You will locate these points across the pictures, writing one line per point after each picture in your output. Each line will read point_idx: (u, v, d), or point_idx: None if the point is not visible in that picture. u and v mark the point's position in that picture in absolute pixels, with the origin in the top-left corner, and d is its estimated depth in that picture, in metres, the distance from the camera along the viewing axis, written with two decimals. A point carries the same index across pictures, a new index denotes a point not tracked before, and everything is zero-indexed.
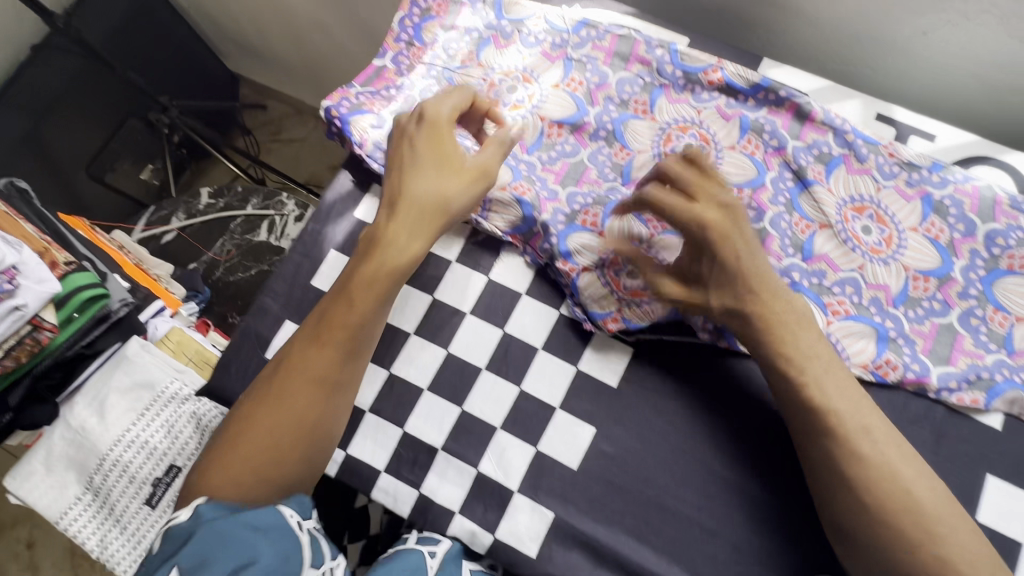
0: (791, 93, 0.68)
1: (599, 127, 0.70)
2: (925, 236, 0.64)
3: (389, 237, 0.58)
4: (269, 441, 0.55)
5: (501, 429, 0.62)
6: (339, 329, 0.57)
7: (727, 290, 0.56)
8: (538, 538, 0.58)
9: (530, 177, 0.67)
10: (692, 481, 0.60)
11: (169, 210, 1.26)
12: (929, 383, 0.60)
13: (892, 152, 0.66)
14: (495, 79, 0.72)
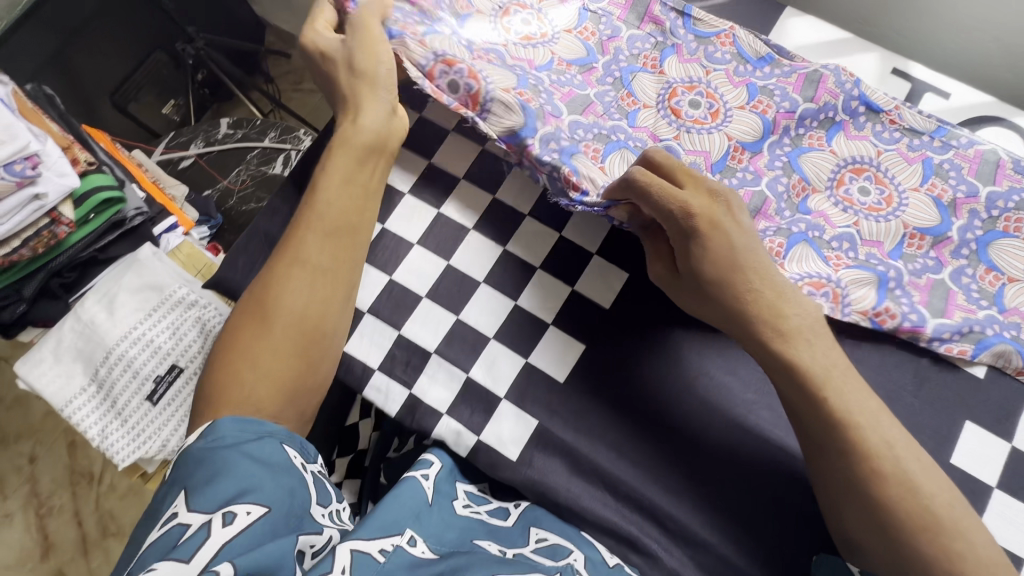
0: (796, 65, 0.68)
1: (608, 74, 0.70)
2: (928, 195, 0.64)
3: (353, 142, 0.61)
4: (270, 344, 0.55)
5: (494, 339, 0.63)
6: (316, 221, 0.59)
7: (723, 281, 0.53)
8: (519, 442, 0.61)
9: (536, 89, 0.67)
10: (675, 404, 0.61)
11: (189, 137, 1.29)
12: (923, 333, 0.61)
13: (893, 119, 0.67)
14: (512, 9, 0.71)
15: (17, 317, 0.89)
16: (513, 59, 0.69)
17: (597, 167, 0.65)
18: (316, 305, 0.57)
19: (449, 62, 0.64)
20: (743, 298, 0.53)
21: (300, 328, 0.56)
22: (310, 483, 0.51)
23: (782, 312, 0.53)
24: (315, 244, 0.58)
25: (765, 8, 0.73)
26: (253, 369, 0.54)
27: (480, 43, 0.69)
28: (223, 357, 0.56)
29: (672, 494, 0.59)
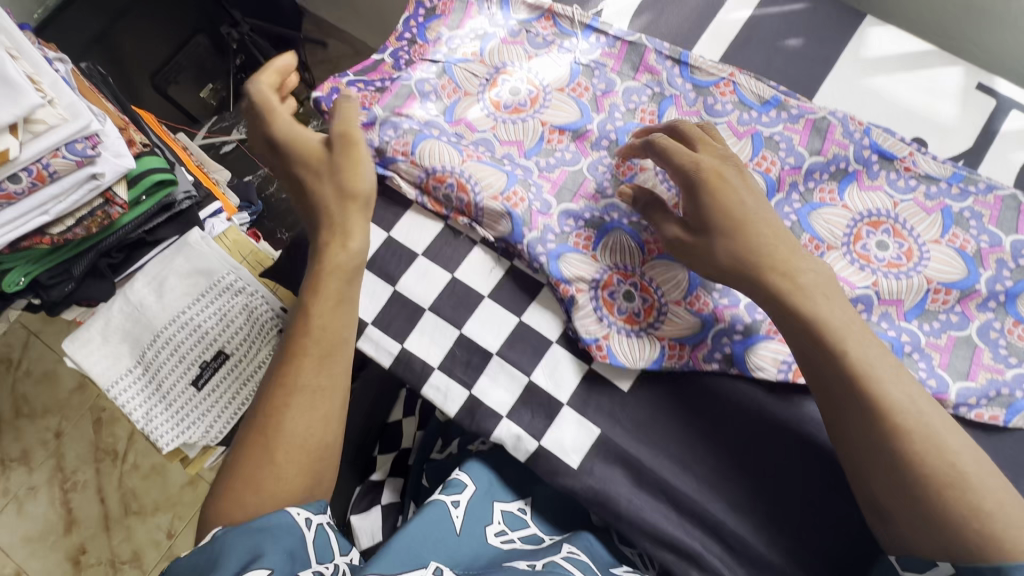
0: (804, 110, 0.66)
1: (602, 135, 0.67)
2: (950, 247, 0.61)
3: (341, 233, 0.58)
4: (273, 473, 0.52)
5: (557, 342, 0.62)
6: (309, 349, 0.56)
7: (733, 239, 0.53)
8: (581, 450, 0.59)
9: (525, 182, 0.65)
10: (740, 419, 0.59)
11: (231, 122, 1.29)
12: (946, 400, 0.57)
13: (909, 166, 0.64)
14: (499, 78, 0.68)
15: (65, 295, 0.89)
16: (503, 144, 0.67)
17: (589, 259, 0.63)
18: (314, 428, 0.55)
19: (440, 177, 0.64)
20: (755, 261, 0.53)
21: (302, 453, 0.54)
22: (310, 539, 0.50)
23: (797, 268, 0.53)
24: (307, 371, 0.56)
25: (846, 16, 0.71)
26: (256, 495, 0.52)
27: (468, 134, 0.67)
28: (223, 484, 0.53)
29: (734, 510, 0.58)
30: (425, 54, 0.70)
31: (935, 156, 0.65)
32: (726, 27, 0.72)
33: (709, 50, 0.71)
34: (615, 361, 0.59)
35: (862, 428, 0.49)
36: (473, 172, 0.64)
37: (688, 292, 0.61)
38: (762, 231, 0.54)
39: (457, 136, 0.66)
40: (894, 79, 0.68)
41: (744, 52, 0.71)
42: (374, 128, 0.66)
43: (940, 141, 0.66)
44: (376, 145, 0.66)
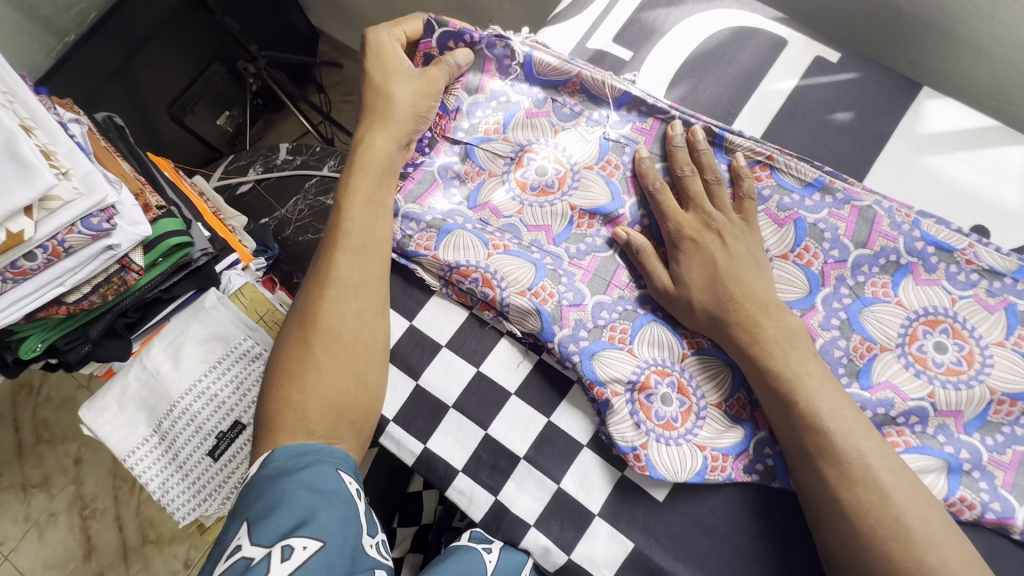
0: (850, 195, 0.61)
1: (634, 221, 0.63)
2: (1015, 351, 0.57)
3: (382, 147, 0.61)
4: (320, 373, 0.55)
5: (587, 447, 0.59)
6: (351, 234, 0.58)
7: (709, 294, 0.56)
8: (613, 565, 0.56)
9: (554, 273, 0.61)
10: (783, 535, 0.56)
11: (248, 161, 1.27)
12: (1013, 525, 0.53)
13: (969, 259, 0.59)
14: (525, 157, 0.65)
15: (82, 357, 0.87)
16: (531, 230, 0.63)
17: (626, 354, 0.58)
18: (348, 327, 0.56)
19: (464, 272, 0.61)
20: (727, 312, 0.55)
21: (344, 350, 0.56)
22: (361, 511, 0.50)
23: (760, 323, 0.54)
24: (340, 265, 0.57)
25: (900, 86, 0.66)
26: (301, 396, 0.54)
27: (494, 219, 0.64)
28: (273, 386, 0.56)
29: None
30: (447, 130, 0.66)
31: (998, 246, 0.59)
32: (768, 99, 0.67)
33: (752, 123, 0.67)
34: (654, 473, 0.55)
35: (824, 495, 0.50)
36: (499, 267, 0.61)
37: (729, 394, 0.58)
38: (737, 293, 0.55)
39: (482, 222, 0.63)
40: (953, 159, 0.63)
41: (787, 127, 0.66)
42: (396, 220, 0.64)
43: (1005, 229, 0.61)
44: (397, 238, 0.63)
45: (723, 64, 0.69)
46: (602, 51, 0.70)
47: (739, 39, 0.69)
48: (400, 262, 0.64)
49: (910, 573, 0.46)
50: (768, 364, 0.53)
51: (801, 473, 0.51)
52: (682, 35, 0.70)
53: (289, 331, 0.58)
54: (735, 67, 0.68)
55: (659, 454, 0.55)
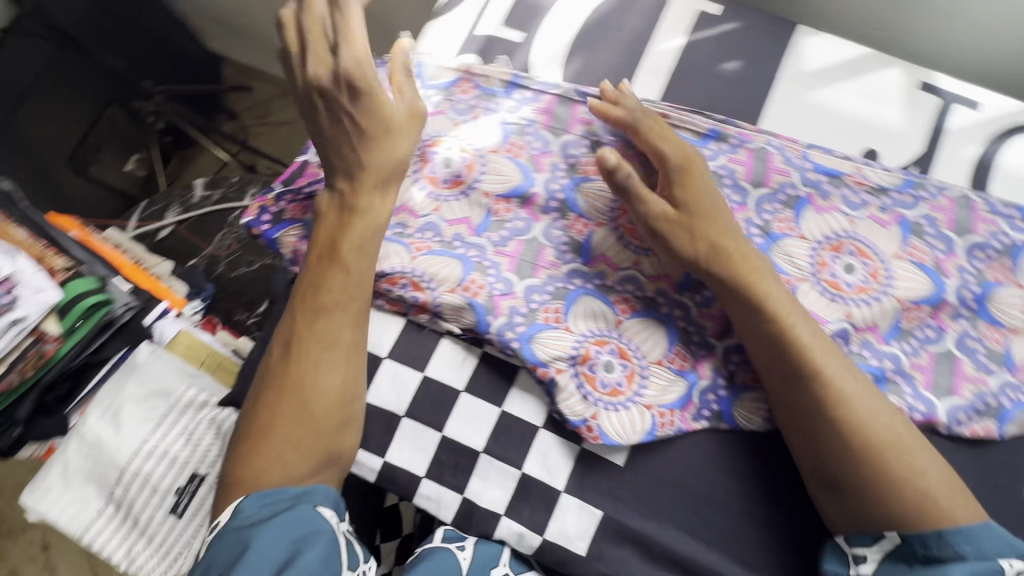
0: (743, 139, 0.64)
1: (549, 198, 0.64)
2: (911, 261, 0.61)
3: (372, 189, 0.56)
4: (301, 429, 0.53)
5: (543, 428, 0.60)
6: (347, 287, 0.55)
7: (712, 222, 0.56)
8: (587, 536, 0.58)
9: (481, 265, 0.61)
10: (740, 473, 0.59)
11: (163, 205, 1.21)
12: (938, 421, 0.57)
13: (860, 180, 0.63)
14: (430, 151, 0.65)
15: (16, 439, 0.82)
16: (451, 225, 0.63)
17: (563, 331, 0.59)
18: (338, 386, 0.54)
19: (393, 280, 0.61)
20: (704, 248, 0.55)
21: (326, 405, 0.54)
22: (342, 544, 0.52)
23: (748, 249, 0.56)
24: (336, 321, 0.55)
25: (779, 29, 0.69)
26: (280, 453, 0.52)
27: (412, 220, 0.64)
28: (247, 436, 0.54)
29: (749, 568, 0.57)
30: None
31: (883, 165, 0.64)
32: (659, 59, 0.68)
33: (648, 84, 0.68)
34: (608, 441, 0.56)
35: (820, 414, 0.51)
36: (425, 268, 0.61)
37: (668, 349, 0.60)
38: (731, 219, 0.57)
39: (400, 226, 0.63)
40: (837, 90, 0.66)
41: (683, 84, 0.68)
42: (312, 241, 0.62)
43: (892, 150, 0.65)
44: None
45: (613, 32, 0.69)
46: (493, 35, 0.70)
47: (623, 5, 0.70)
48: None
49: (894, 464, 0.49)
50: (764, 293, 0.54)
51: (796, 399, 0.53)
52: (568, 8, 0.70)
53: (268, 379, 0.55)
54: (624, 33, 0.69)
55: (609, 421, 0.57)
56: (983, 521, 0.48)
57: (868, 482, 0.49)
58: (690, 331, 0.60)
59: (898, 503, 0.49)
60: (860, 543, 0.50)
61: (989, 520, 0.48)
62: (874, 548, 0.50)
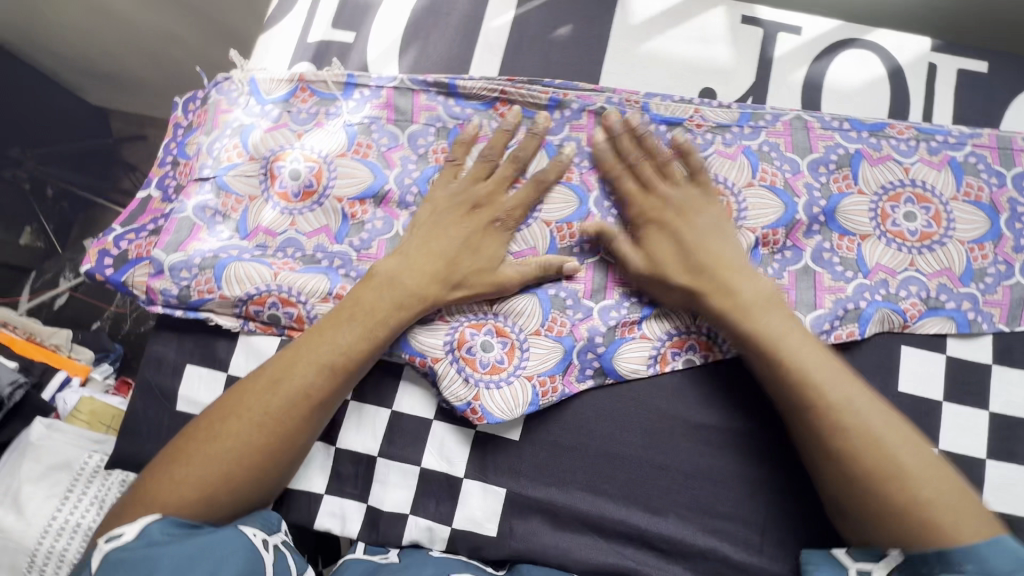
0: (583, 102, 0.63)
1: (405, 192, 0.63)
2: (763, 186, 0.62)
3: (438, 280, 0.57)
4: (246, 466, 0.52)
5: (436, 420, 0.59)
6: (361, 357, 0.55)
7: (693, 274, 0.56)
8: (494, 516, 0.58)
9: (348, 274, 0.61)
10: (635, 424, 0.59)
11: (54, 272, 1.16)
12: None
13: (700, 122, 0.64)
14: (275, 166, 0.63)
15: None
16: (311, 237, 0.62)
17: (436, 322, 0.59)
18: (302, 440, 0.55)
19: (261, 299, 0.59)
20: (702, 283, 0.55)
21: (279, 450, 0.53)
22: (269, 561, 0.49)
23: (736, 287, 0.55)
24: (331, 382, 0.54)
25: None
26: (210, 482, 0.51)
27: (270, 239, 0.62)
28: (184, 453, 0.52)
29: (655, 513, 0.58)
30: (193, 174, 0.64)
31: (721, 103, 0.65)
32: (493, 36, 0.69)
33: (487, 63, 0.68)
34: (492, 421, 0.57)
35: (802, 417, 0.52)
36: (292, 284, 0.59)
37: (544, 317, 0.59)
38: (709, 255, 0.56)
39: (259, 248, 0.61)
40: (666, 38, 0.68)
41: (519, 56, 0.68)
42: (164, 276, 0.60)
43: (726, 85, 0.67)
44: (175, 293, 0.60)
45: (444, 17, 0.70)
46: (325, 40, 0.69)
47: None
48: (189, 316, 0.61)
49: (865, 452, 0.50)
50: (748, 317, 0.54)
51: (798, 425, 0.53)
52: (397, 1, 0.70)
53: (238, 400, 0.54)
54: (455, 17, 0.69)
55: (489, 401, 0.57)
56: (992, 534, 0.46)
57: (848, 474, 0.50)
58: (562, 298, 0.60)
59: (902, 528, 0.48)
60: (865, 559, 0.50)
61: (1003, 538, 0.46)
62: (880, 564, 0.49)
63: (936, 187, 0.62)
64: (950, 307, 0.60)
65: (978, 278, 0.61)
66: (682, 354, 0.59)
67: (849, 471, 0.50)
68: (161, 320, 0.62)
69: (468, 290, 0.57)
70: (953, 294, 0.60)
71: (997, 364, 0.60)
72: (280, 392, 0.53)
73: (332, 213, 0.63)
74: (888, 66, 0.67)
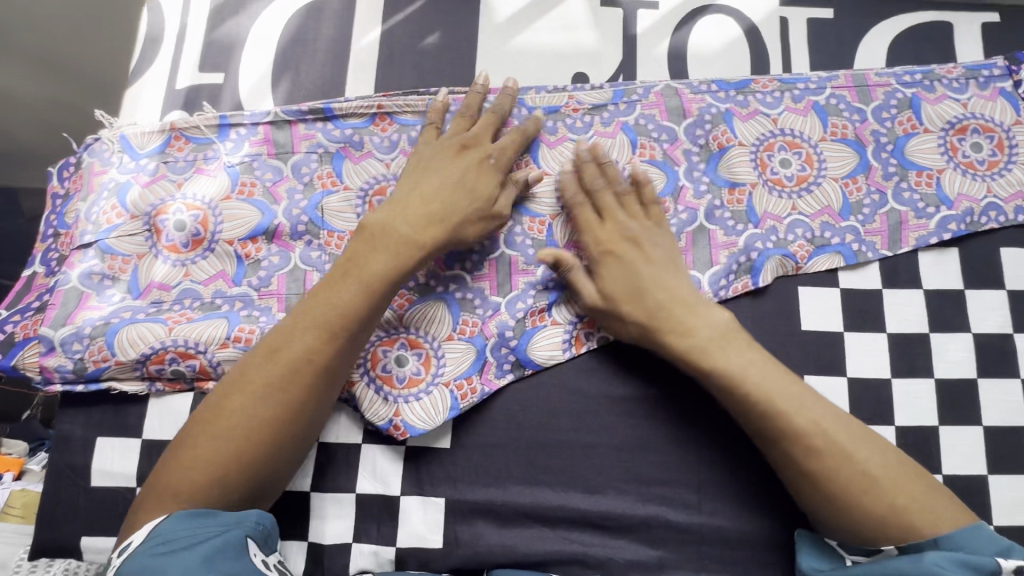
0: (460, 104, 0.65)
1: (295, 224, 0.62)
2: (644, 161, 0.64)
3: (432, 224, 0.56)
4: (252, 449, 0.50)
5: (365, 443, 0.59)
6: (358, 318, 0.53)
7: (638, 306, 0.56)
8: (438, 528, 0.58)
9: (249, 315, 0.60)
10: (561, 410, 0.60)
11: None
12: (706, 293, 0.61)
13: (575, 107, 0.65)
14: (159, 220, 0.62)
15: None
16: (207, 284, 0.61)
17: None
18: (308, 413, 0.52)
19: (159, 358, 0.58)
20: (656, 321, 0.55)
21: (285, 429, 0.51)
22: None
23: (691, 324, 0.55)
24: (332, 348, 0.52)
25: None
26: (218, 465, 0.49)
27: (165, 294, 0.61)
28: (190, 438, 0.51)
29: (595, 493, 0.58)
30: (74, 243, 0.62)
31: (593, 85, 0.67)
32: (363, 56, 0.69)
33: (361, 82, 0.68)
34: (415, 433, 0.57)
35: (777, 448, 0.52)
36: (188, 337, 0.58)
37: (454, 321, 0.60)
38: (644, 294, 0.56)
39: (154, 304, 0.60)
40: (533, 30, 0.70)
41: (393, 70, 0.69)
42: (56, 353, 0.58)
43: (597, 68, 0.69)
44: (71, 368, 0.58)
45: (311, 44, 0.69)
46: (194, 86, 0.68)
47: (313, 13, 0.70)
48: (91, 389, 0.59)
49: (837, 471, 0.50)
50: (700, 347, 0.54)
51: (772, 452, 0.53)
52: (262, 36, 0.70)
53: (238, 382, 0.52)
54: (323, 42, 0.69)
55: (411, 415, 0.57)
56: (967, 526, 0.49)
57: (831, 500, 0.50)
58: (470, 298, 0.61)
59: (882, 534, 0.49)
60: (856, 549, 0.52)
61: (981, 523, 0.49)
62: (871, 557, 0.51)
63: (804, 132, 0.65)
64: (837, 242, 0.63)
65: (856, 211, 0.64)
66: (595, 333, 0.60)
67: (834, 498, 0.50)
68: (62, 398, 0.60)
69: (463, 232, 0.57)
70: (836, 229, 0.63)
71: (886, 288, 0.63)
72: (283, 363, 0.51)
73: (226, 256, 0.61)
74: (743, 26, 0.70)
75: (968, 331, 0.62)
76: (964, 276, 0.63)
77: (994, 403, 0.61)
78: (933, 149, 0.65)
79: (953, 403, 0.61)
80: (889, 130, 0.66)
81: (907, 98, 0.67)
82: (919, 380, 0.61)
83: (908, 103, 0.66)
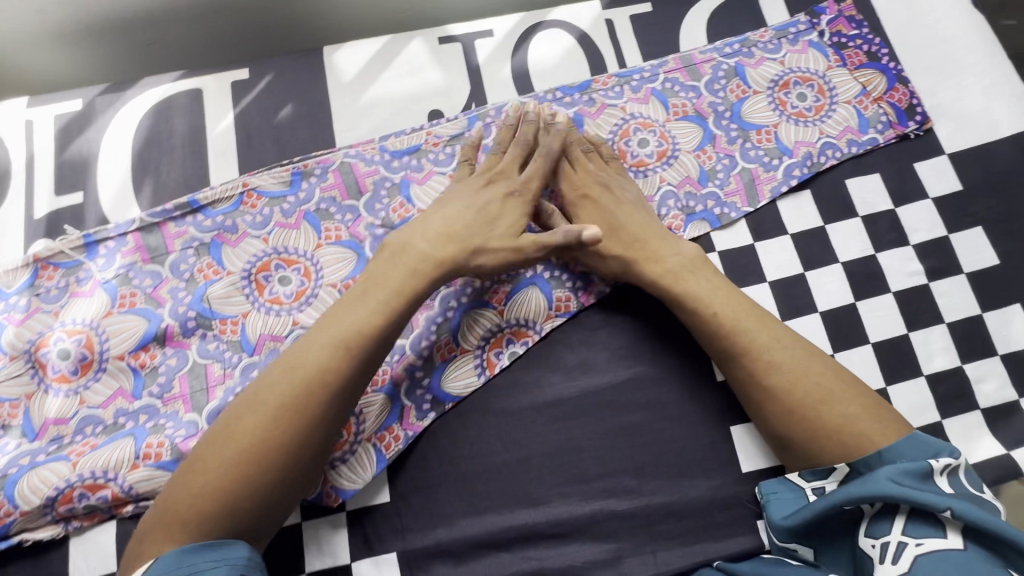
0: (324, 165, 0.67)
1: (185, 322, 0.62)
2: None
3: (453, 243, 0.58)
4: (271, 469, 0.49)
5: (304, 520, 0.58)
6: (375, 337, 0.53)
7: (617, 245, 0.62)
8: None
9: (155, 426, 0.58)
10: (489, 433, 0.61)
11: None
12: (597, 285, 0.65)
13: (434, 142, 0.68)
14: (41, 353, 0.60)
15: None
16: (106, 406, 0.59)
17: None
18: (324, 433, 0.51)
19: (67, 496, 0.56)
20: (633, 252, 0.62)
21: (304, 448, 0.50)
22: None
23: (663, 253, 0.61)
24: (346, 365, 0.51)
25: (307, 60, 0.73)
26: (229, 491, 0.48)
27: (64, 428, 0.59)
28: (201, 462, 0.49)
29: (539, 504, 0.60)
30: None
31: (447, 118, 0.70)
32: (221, 141, 0.70)
33: (225, 167, 0.69)
34: (348, 495, 0.58)
35: (738, 362, 0.57)
36: (94, 466, 0.56)
37: None
38: (621, 230, 0.62)
39: (54, 442, 0.58)
40: (381, 81, 0.72)
41: (252, 149, 0.70)
42: None
43: (449, 103, 0.72)
44: None
45: (165, 142, 0.70)
46: (54, 212, 0.67)
47: (162, 113, 0.71)
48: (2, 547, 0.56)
49: (784, 371, 0.56)
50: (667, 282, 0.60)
51: (734, 369, 0.58)
52: (114, 145, 0.69)
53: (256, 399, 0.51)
54: (178, 138, 0.70)
55: (339, 478, 0.58)
56: (907, 434, 0.52)
57: (783, 398, 0.55)
58: None
59: (840, 450, 0.53)
60: (816, 476, 0.55)
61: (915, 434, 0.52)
62: (830, 479, 0.54)
63: (651, 117, 0.70)
64: (702, 209, 0.68)
65: (712, 178, 0.69)
66: (504, 350, 0.62)
67: (785, 402, 0.55)
68: None
69: (484, 255, 0.59)
70: (699, 198, 0.68)
71: (757, 242, 0.68)
72: (301, 381, 0.50)
73: (120, 372, 0.60)
74: (574, 34, 0.75)
75: (838, 262, 0.67)
76: (821, 213, 0.69)
77: (877, 320, 0.65)
78: (765, 108, 0.71)
79: (842, 330, 0.65)
80: (723, 99, 0.72)
81: (732, 68, 0.73)
82: (805, 317, 0.65)
83: (734, 72, 0.73)
